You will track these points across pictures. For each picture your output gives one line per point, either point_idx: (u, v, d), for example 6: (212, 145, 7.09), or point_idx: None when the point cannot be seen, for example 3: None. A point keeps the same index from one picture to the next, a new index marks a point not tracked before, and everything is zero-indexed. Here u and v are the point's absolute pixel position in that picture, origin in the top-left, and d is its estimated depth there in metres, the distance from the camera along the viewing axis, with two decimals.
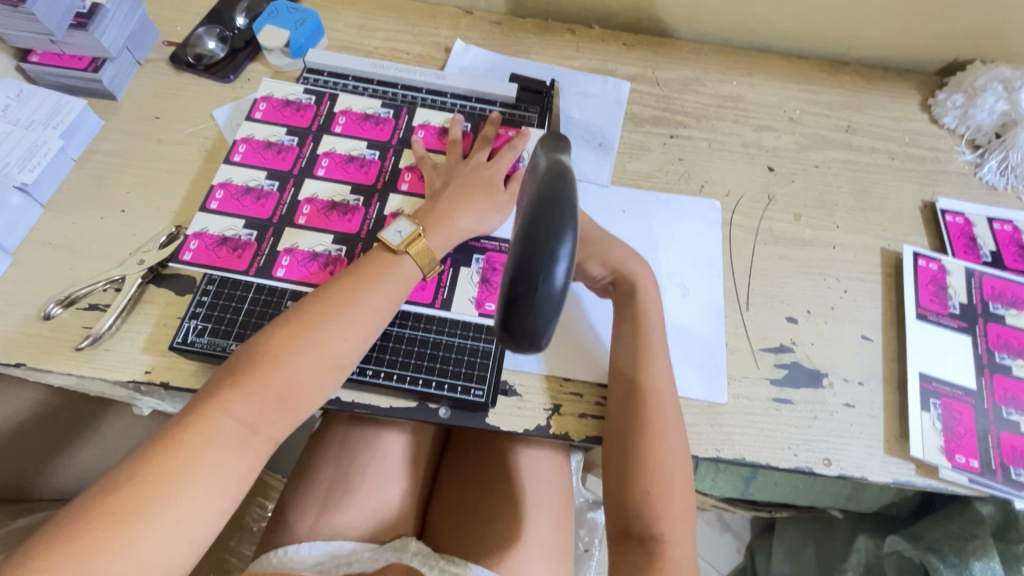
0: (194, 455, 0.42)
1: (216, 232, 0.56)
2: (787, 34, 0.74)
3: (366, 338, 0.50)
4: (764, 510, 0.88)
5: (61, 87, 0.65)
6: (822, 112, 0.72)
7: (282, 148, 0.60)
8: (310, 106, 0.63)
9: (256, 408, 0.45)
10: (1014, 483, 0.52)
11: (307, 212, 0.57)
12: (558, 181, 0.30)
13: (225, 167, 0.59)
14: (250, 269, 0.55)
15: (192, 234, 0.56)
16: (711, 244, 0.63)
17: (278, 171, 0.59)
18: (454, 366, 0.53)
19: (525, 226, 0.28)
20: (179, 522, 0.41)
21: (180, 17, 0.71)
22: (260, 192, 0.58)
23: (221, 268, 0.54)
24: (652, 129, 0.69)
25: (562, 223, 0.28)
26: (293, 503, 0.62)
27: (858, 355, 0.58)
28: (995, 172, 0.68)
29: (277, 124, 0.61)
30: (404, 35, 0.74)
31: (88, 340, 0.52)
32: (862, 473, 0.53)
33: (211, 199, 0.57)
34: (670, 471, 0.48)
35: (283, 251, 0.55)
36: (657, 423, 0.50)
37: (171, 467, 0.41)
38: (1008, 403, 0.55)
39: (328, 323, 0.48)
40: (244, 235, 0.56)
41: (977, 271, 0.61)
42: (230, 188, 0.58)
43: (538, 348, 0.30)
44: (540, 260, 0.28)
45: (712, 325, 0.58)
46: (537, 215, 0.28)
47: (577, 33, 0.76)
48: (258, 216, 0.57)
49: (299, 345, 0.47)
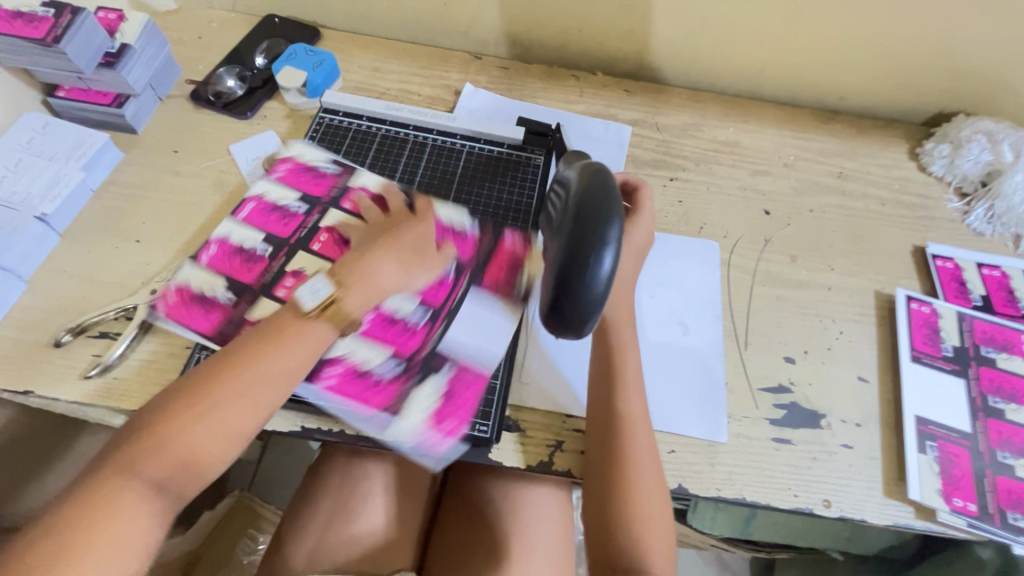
0: (114, 498, 0.42)
1: (236, 241, 0.58)
2: (781, 85, 0.78)
3: (294, 378, 0.49)
4: (764, 551, 0.87)
5: (83, 120, 0.67)
6: (815, 159, 0.75)
7: (319, 174, 0.63)
8: (359, 147, 0.67)
9: (187, 445, 0.45)
10: (1011, 527, 0.52)
11: (323, 239, 0.59)
12: (608, 201, 0.43)
13: (265, 181, 0.62)
14: (256, 287, 0.56)
15: (215, 239, 0.58)
16: (710, 284, 0.65)
17: (308, 196, 0.62)
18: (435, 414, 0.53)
19: (565, 255, 0.42)
20: (106, 547, 0.41)
21: (202, 56, 0.75)
22: (287, 212, 0.60)
23: (231, 278, 0.56)
24: (652, 171, 0.72)
25: (602, 234, 0.42)
26: (291, 535, 0.62)
27: (855, 396, 0.59)
28: (982, 220, 0.71)
29: (323, 153, 0.65)
30: (416, 77, 0.77)
31: (97, 369, 0.52)
32: (862, 515, 0.53)
33: (243, 208, 0.60)
34: (648, 530, 0.49)
35: (289, 274, 0.57)
36: (638, 481, 0.50)
37: (104, 504, 0.42)
38: (1003, 447, 0.56)
39: (259, 358, 0.48)
40: (260, 249, 0.58)
41: (968, 315, 0.63)
42: (262, 202, 0.61)
43: (578, 338, 0.45)
44: (581, 277, 0.42)
45: (711, 364, 0.60)
46: (574, 241, 0.42)
47: (581, 79, 0.79)
48: (284, 228, 0.59)
49: (227, 381, 0.46)
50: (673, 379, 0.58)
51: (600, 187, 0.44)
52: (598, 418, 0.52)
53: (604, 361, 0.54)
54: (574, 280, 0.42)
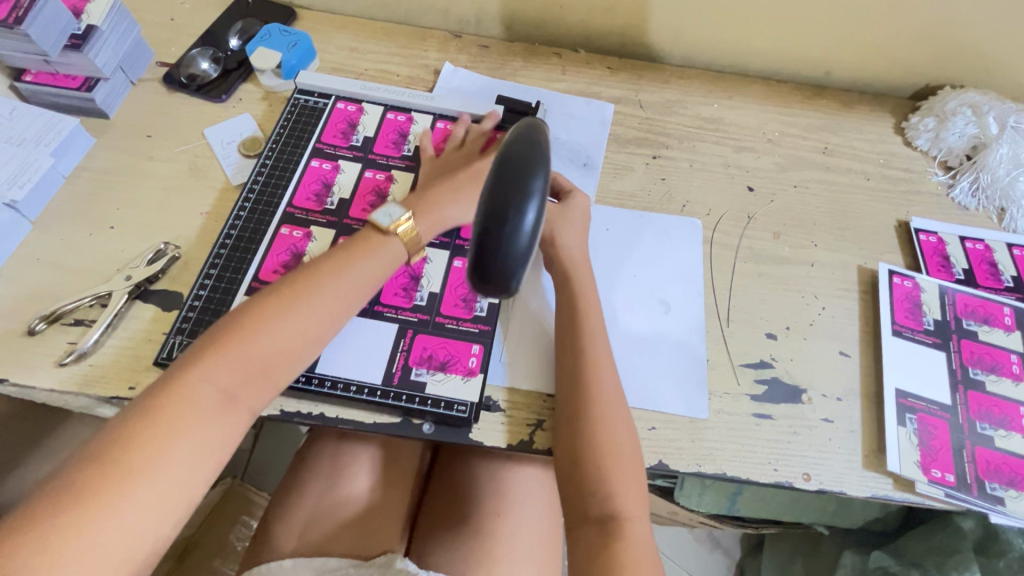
0: (167, 442, 0.41)
1: (310, 148, 0.64)
2: (766, 60, 0.77)
3: (344, 313, 0.50)
4: (752, 526, 0.88)
5: (53, 105, 0.66)
6: (800, 134, 0.74)
7: (399, 123, 0.66)
8: (451, 120, 0.67)
9: (238, 377, 0.45)
10: (989, 497, 0.53)
11: (362, 181, 0.62)
12: (535, 147, 0.38)
13: (369, 105, 0.67)
14: (296, 205, 0.60)
15: (302, 138, 0.64)
16: (692, 261, 0.64)
17: (377, 140, 0.65)
18: (410, 382, 0.53)
19: (485, 204, 0.36)
20: (158, 495, 0.40)
21: (174, 39, 0.73)
22: (354, 143, 0.64)
23: (295, 181, 0.61)
24: (635, 149, 0.71)
25: (527, 182, 0.36)
26: (277, 519, 0.62)
27: (837, 371, 0.59)
28: (967, 193, 0.71)
29: (427, 108, 0.68)
30: (395, 57, 0.76)
31: (71, 356, 0.52)
32: (842, 487, 0.54)
33: (331, 116, 0.66)
34: (619, 467, 0.49)
35: (321, 207, 0.60)
36: (605, 422, 0.50)
37: (152, 438, 0.41)
38: (982, 418, 0.56)
39: (309, 297, 0.49)
40: (322, 163, 0.63)
41: (951, 289, 0.63)
42: (345, 121, 0.66)
43: (508, 298, 0.39)
44: (503, 229, 0.35)
45: (693, 341, 0.59)
46: (496, 186, 0.36)
47: (563, 57, 0.78)
48: (352, 170, 0.63)
49: (284, 313, 0.47)
50: (652, 356, 0.58)
51: (528, 134, 0.39)
52: (566, 365, 0.53)
53: (568, 314, 0.55)
54: (496, 232, 0.36)
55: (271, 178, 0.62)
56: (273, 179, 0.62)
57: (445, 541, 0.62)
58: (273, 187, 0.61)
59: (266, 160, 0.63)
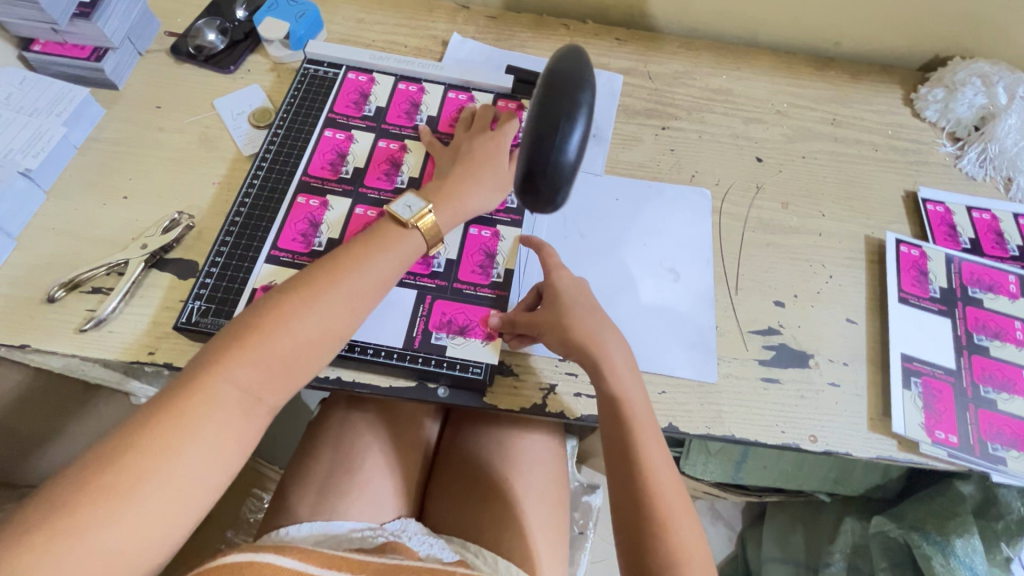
0: (182, 443, 0.41)
1: (323, 117, 0.64)
2: (776, 31, 0.76)
3: (365, 309, 0.51)
4: (755, 495, 0.90)
5: (62, 75, 0.66)
6: (809, 106, 0.74)
7: (412, 93, 0.66)
8: (462, 91, 0.67)
9: (263, 375, 0.46)
10: (991, 457, 0.54)
11: (376, 150, 0.62)
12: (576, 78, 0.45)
13: (380, 74, 0.67)
14: (311, 174, 0.60)
15: (315, 108, 0.64)
16: (701, 232, 0.65)
17: (390, 109, 0.65)
18: (432, 346, 0.54)
19: (537, 122, 0.44)
20: (177, 494, 0.40)
21: (180, 9, 0.72)
22: (367, 112, 0.64)
23: (309, 151, 0.61)
24: (644, 120, 0.71)
25: (572, 105, 0.44)
26: (293, 483, 0.64)
27: (843, 337, 0.60)
28: (974, 163, 0.71)
29: (440, 79, 0.67)
30: (402, 28, 0.75)
31: (92, 322, 0.53)
32: (847, 448, 0.55)
33: (342, 85, 0.66)
34: (651, 463, 0.48)
35: (336, 175, 0.60)
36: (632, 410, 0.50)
37: (171, 438, 0.41)
38: (985, 382, 0.57)
39: (330, 294, 0.49)
40: (335, 132, 0.63)
41: (957, 258, 0.63)
42: (355, 90, 0.65)
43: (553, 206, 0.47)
44: (554, 141, 0.44)
45: (702, 307, 0.60)
46: (548, 109, 0.44)
47: (571, 28, 0.77)
48: (366, 139, 0.63)
49: (305, 312, 0.48)
50: (662, 323, 0.59)
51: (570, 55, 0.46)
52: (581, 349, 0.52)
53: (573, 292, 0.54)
54: (547, 144, 0.44)
55: (284, 148, 0.62)
56: (285, 148, 0.62)
57: (459, 509, 0.63)
58: (286, 156, 0.61)
59: (277, 130, 0.63)
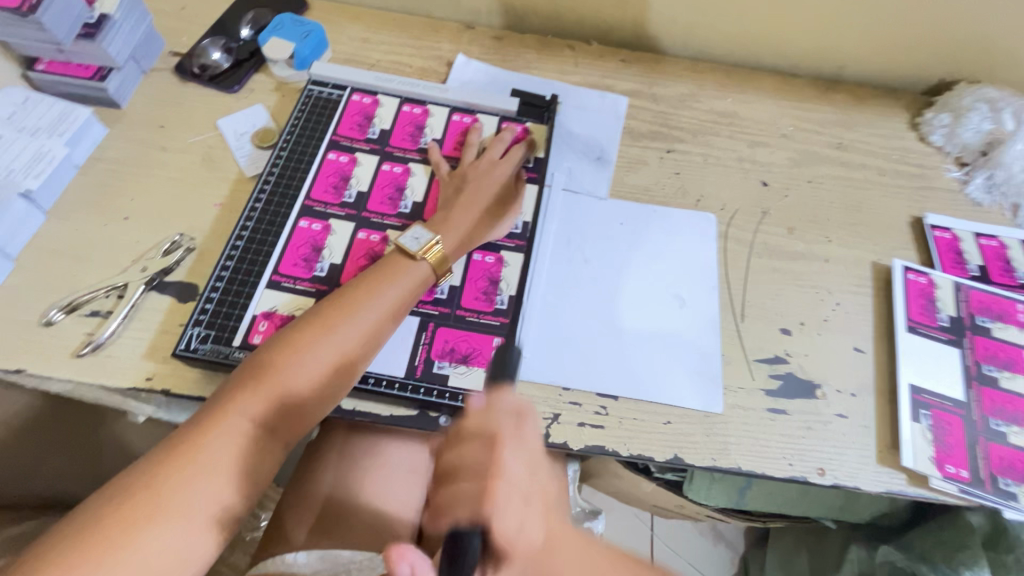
0: (193, 476, 0.41)
1: (326, 139, 0.63)
2: (781, 54, 0.76)
3: (377, 342, 0.50)
4: (760, 521, 0.88)
5: (65, 94, 0.65)
6: (814, 129, 0.74)
7: (416, 115, 0.66)
8: (467, 113, 0.67)
9: (276, 410, 0.45)
10: (1003, 493, 0.53)
11: (379, 174, 0.62)
12: None
13: (384, 96, 0.67)
14: (313, 198, 0.60)
15: (319, 130, 0.64)
16: (706, 258, 0.64)
17: (394, 131, 0.65)
18: (433, 375, 0.53)
19: None
20: (190, 531, 0.40)
21: (186, 28, 0.72)
22: (371, 134, 0.64)
23: (312, 174, 0.61)
24: (649, 143, 0.71)
25: None
26: (291, 509, 0.63)
27: (851, 366, 0.59)
28: (981, 189, 0.70)
29: (444, 101, 0.67)
30: (407, 48, 0.75)
31: (88, 347, 0.52)
32: (856, 482, 0.54)
33: (346, 107, 0.65)
34: None
35: (338, 199, 0.60)
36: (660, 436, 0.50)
37: (184, 472, 0.41)
38: (996, 415, 0.56)
39: (342, 327, 0.49)
40: (338, 155, 0.62)
41: (965, 286, 0.63)
42: (359, 112, 0.65)
43: None
44: None
45: (707, 335, 0.60)
46: None
47: (576, 49, 0.77)
48: (370, 162, 0.62)
49: (317, 346, 0.47)
50: (667, 351, 0.58)
51: None
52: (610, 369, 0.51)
53: None
54: None
55: (287, 170, 0.62)
56: (288, 170, 0.62)
57: None
58: (289, 179, 0.61)
59: (281, 152, 0.63)
